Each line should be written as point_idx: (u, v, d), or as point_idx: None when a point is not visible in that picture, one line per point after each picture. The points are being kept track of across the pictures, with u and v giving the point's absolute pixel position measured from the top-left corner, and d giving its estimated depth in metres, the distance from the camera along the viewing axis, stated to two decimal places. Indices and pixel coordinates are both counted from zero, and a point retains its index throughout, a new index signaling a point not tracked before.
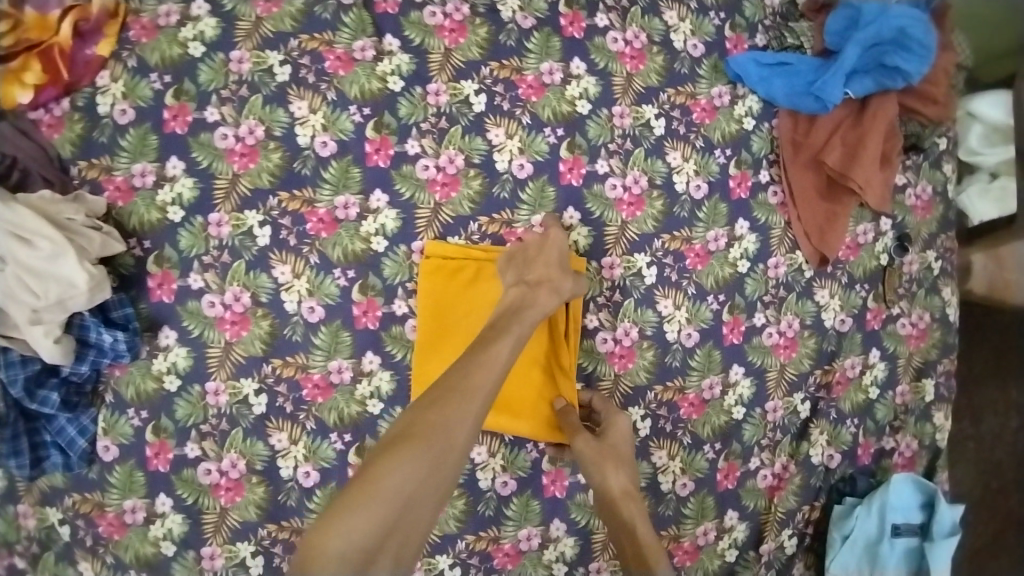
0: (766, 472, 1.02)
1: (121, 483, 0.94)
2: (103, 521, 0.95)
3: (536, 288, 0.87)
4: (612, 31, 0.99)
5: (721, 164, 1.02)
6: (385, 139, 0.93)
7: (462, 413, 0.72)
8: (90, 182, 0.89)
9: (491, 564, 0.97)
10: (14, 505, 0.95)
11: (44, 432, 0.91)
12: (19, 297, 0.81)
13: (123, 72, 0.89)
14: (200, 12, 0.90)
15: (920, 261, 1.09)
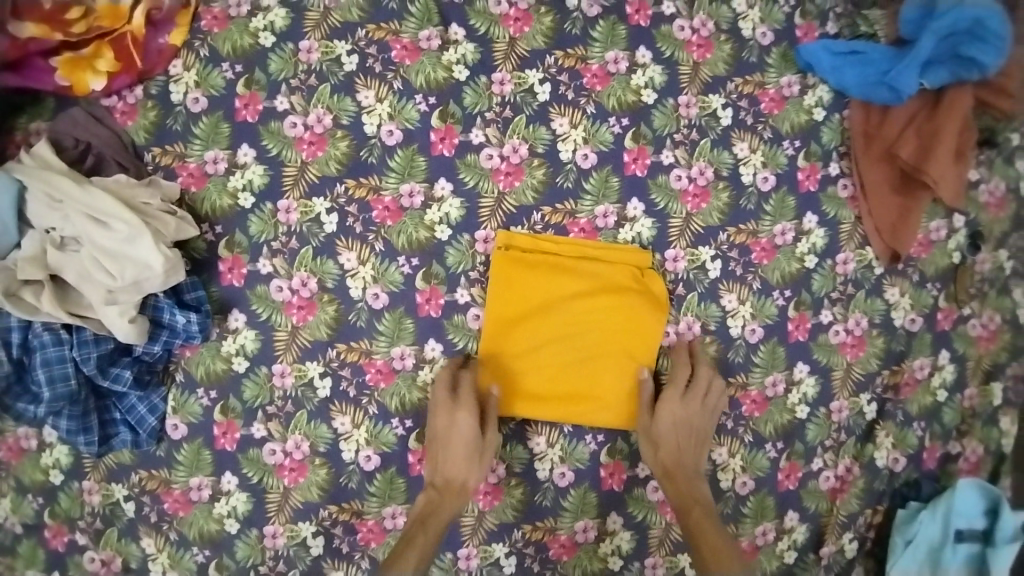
0: (830, 473, 0.99)
1: (188, 460, 0.96)
2: (169, 498, 0.97)
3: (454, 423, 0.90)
4: (679, 20, 0.97)
5: (789, 156, 0.99)
6: (450, 128, 0.92)
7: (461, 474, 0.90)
8: (164, 168, 0.90)
9: (547, 554, 0.96)
10: (80, 482, 0.99)
11: (114, 409, 0.94)
12: (98, 280, 0.84)
13: (196, 61, 0.90)
14: (270, 1, 0.90)
15: (993, 261, 1.04)
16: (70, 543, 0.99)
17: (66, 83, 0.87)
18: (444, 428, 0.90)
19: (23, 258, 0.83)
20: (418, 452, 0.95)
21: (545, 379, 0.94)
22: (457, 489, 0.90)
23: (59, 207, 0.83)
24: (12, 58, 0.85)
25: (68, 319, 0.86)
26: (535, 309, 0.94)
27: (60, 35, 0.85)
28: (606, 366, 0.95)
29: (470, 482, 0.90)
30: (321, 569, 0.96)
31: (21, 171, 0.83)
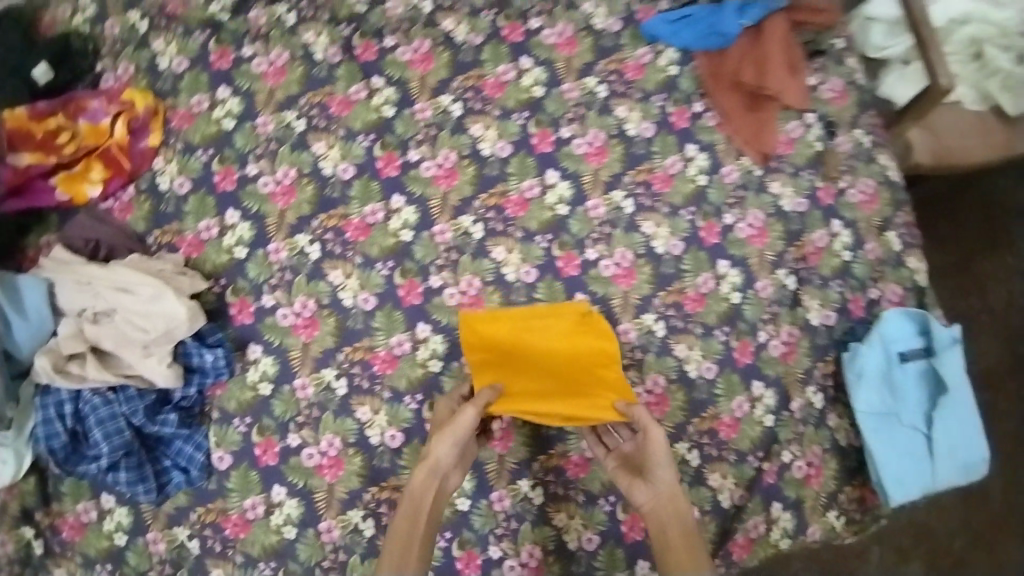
0: (776, 341, 1.17)
1: (238, 485, 1.07)
2: (229, 523, 1.07)
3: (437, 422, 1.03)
4: (545, 30, 1.23)
5: (659, 106, 1.23)
6: (391, 155, 1.15)
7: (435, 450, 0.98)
8: (167, 245, 1.12)
9: (566, 476, 1.10)
10: (143, 535, 1.09)
11: (164, 458, 1.07)
12: (131, 337, 1.02)
13: (175, 155, 1.13)
14: (225, 95, 1.15)
15: (852, 139, 1.27)
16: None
17: (67, 197, 1.11)
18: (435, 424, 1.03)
19: (65, 337, 1.02)
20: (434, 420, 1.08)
21: (534, 394, 1.06)
22: (429, 464, 0.97)
23: (89, 287, 1.03)
24: (17, 184, 1.09)
25: (116, 379, 1.03)
26: (516, 351, 1.07)
27: (56, 158, 1.10)
28: (584, 378, 1.06)
29: (438, 455, 0.97)
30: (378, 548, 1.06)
31: (49, 271, 1.04)
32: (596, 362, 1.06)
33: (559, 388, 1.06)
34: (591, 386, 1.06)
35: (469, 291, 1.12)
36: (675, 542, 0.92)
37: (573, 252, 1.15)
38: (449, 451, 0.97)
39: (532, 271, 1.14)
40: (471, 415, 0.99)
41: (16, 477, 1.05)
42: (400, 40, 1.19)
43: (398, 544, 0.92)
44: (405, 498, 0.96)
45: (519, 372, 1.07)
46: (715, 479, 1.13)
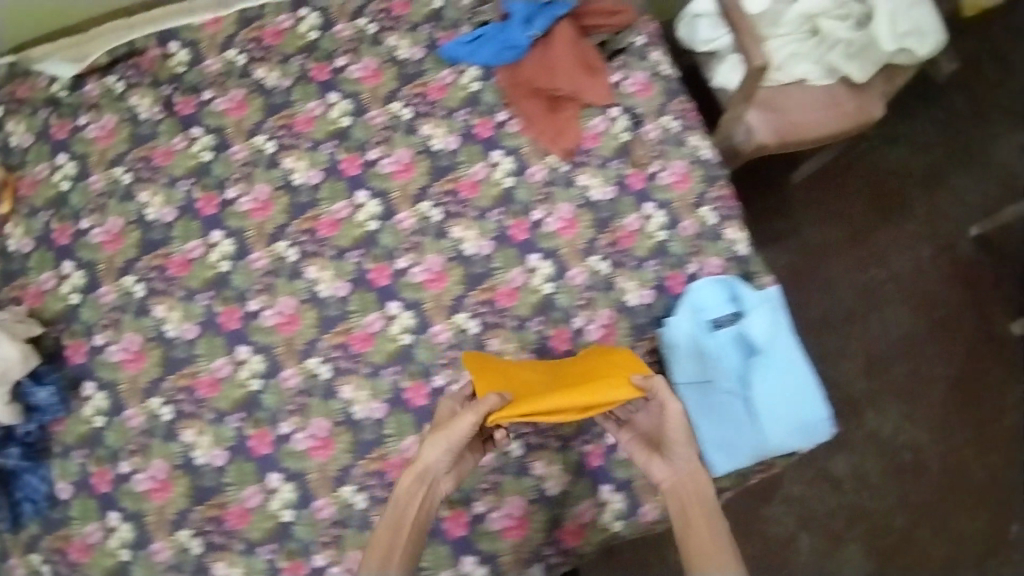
0: (594, 324, 1.24)
1: (80, 513, 1.15)
2: (72, 548, 1.15)
3: (438, 432, 1.00)
4: (352, 66, 1.32)
5: (462, 120, 1.30)
6: (211, 195, 1.24)
7: (430, 453, 0.98)
8: (14, 298, 1.23)
9: (388, 478, 1.14)
10: (5, 562, 1.15)
11: (15, 492, 1.14)
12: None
13: (22, 219, 1.26)
14: (63, 161, 1.27)
15: (660, 126, 1.36)
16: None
17: None
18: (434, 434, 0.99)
19: None
20: (256, 437, 1.15)
21: (549, 391, 1.04)
22: (415, 468, 0.99)
23: None
24: None
25: None
26: (519, 372, 1.12)
27: None
28: (592, 374, 1.08)
29: (429, 460, 0.98)
30: (207, 564, 1.13)
31: None
32: (599, 362, 1.11)
33: (575, 382, 1.06)
34: (604, 374, 1.06)
35: (285, 311, 1.19)
36: (696, 520, 0.96)
37: (384, 263, 1.22)
38: (438, 455, 0.98)
39: (344, 285, 1.21)
40: (468, 422, 0.98)
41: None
42: (216, 91, 1.29)
43: (386, 543, 0.94)
44: (390, 504, 0.98)
45: (528, 383, 1.09)
46: (540, 467, 1.17)
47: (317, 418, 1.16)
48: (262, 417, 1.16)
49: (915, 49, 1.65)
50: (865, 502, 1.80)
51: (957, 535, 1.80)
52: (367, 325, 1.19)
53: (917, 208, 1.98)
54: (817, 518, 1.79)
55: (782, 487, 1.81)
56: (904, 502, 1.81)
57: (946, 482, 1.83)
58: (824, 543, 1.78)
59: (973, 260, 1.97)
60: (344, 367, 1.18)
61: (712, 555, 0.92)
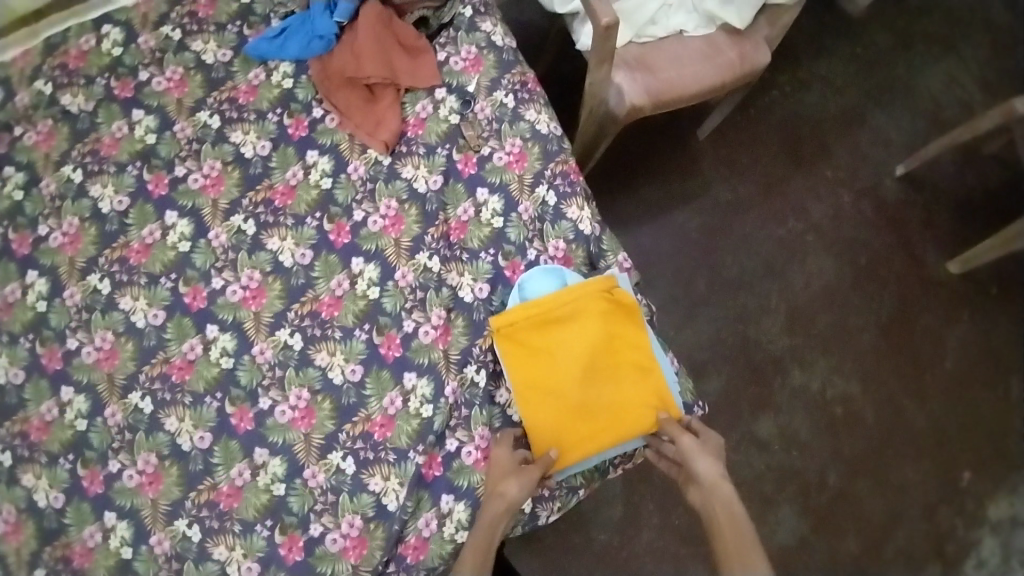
0: (427, 328, 1.18)
1: None
2: None
3: (496, 490, 1.07)
4: (155, 79, 1.27)
5: (275, 122, 1.26)
6: (24, 235, 1.18)
7: (509, 491, 1.06)
8: None
9: (220, 509, 1.11)
10: None
11: None
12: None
13: None
14: None
15: (492, 103, 1.29)
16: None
17: None
18: (496, 487, 1.07)
19: None
20: (87, 476, 1.11)
21: (586, 430, 1.12)
22: (502, 498, 1.06)
23: None
24: None
25: None
26: (551, 373, 1.13)
27: None
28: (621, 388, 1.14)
29: (512, 492, 1.06)
30: None
31: None
32: (631, 371, 1.15)
33: (609, 411, 1.12)
34: (638, 396, 1.13)
35: (105, 345, 1.15)
36: (725, 527, 0.99)
37: (199, 285, 1.18)
38: (522, 489, 1.06)
39: (160, 312, 1.17)
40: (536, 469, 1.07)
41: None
42: (26, 126, 1.23)
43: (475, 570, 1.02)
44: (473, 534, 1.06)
45: (560, 393, 1.12)
46: (377, 483, 1.11)
47: (143, 453, 1.12)
48: (91, 456, 1.11)
49: None
50: (797, 462, 1.67)
51: (900, 487, 1.68)
52: (185, 352, 1.16)
53: (837, 154, 1.84)
54: (746, 484, 1.64)
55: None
56: (838, 457, 1.68)
57: (882, 435, 1.70)
58: (757, 505, 1.63)
59: (899, 202, 1.84)
60: (164, 398, 1.14)
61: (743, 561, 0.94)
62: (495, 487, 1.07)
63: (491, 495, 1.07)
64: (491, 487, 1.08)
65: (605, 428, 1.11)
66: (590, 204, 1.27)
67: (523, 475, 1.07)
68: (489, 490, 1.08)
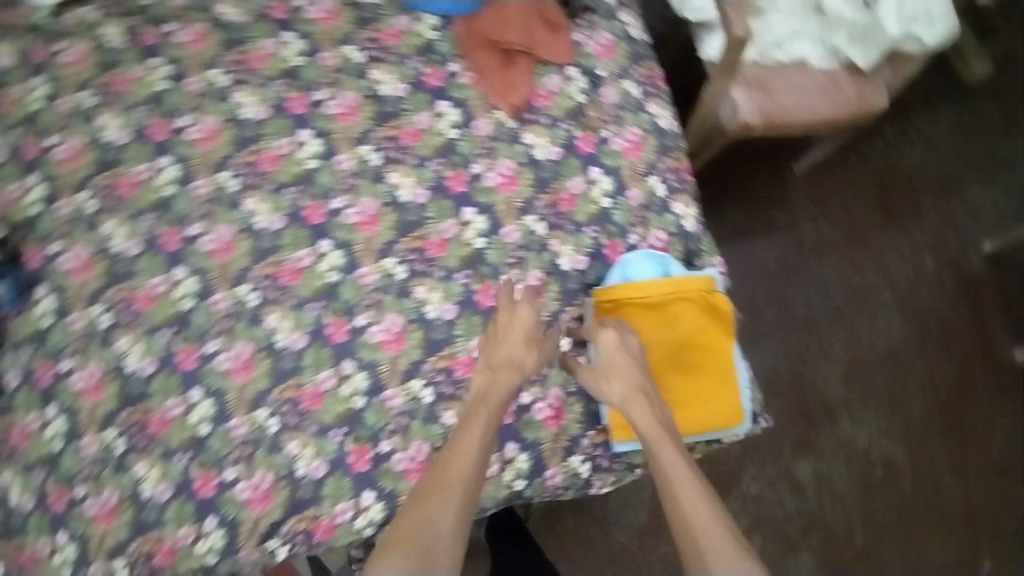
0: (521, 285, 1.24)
1: (22, 401, 1.20)
2: (12, 434, 1.19)
3: (504, 369, 1.11)
4: (310, 7, 1.35)
5: (415, 68, 1.33)
6: (163, 122, 1.29)
7: (521, 363, 1.12)
8: None
9: (300, 408, 1.19)
10: None
11: None
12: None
13: None
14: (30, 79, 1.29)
15: (619, 90, 1.35)
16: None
17: None
18: (506, 360, 1.12)
19: None
20: (183, 352, 1.21)
21: None
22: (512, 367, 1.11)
23: None
24: None
25: None
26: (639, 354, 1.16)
27: None
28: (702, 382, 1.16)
29: (524, 364, 1.12)
30: (127, 464, 1.18)
31: None
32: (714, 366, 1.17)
33: (683, 400, 1.15)
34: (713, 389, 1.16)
35: (222, 238, 1.25)
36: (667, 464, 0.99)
37: (320, 202, 1.26)
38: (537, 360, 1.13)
39: (280, 219, 1.25)
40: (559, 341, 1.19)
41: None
42: (178, 24, 1.33)
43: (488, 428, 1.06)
44: (484, 391, 1.10)
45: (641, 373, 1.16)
46: (449, 417, 1.21)
47: (239, 343, 1.21)
48: (191, 335, 1.22)
49: (925, 37, 1.51)
50: (826, 512, 1.74)
51: (920, 557, 1.75)
52: (296, 260, 1.24)
53: (931, 215, 1.90)
54: (772, 520, 1.72)
55: (741, 483, 1.73)
56: (867, 513, 1.75)
57: (913, 504, 1.77)
58: (778, 545, 1.70)
59: (980, 276, 1.90)
60: (270, 297, 1.23)
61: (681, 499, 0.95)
62: (502, 363, 1.12)
63: (497, 364, 1.12)
64: (500, 356, 1.12)
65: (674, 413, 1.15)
66: (695, 202, 1.33)
67: (537, 350, 1.14)
68: (497, 359, 1.12)
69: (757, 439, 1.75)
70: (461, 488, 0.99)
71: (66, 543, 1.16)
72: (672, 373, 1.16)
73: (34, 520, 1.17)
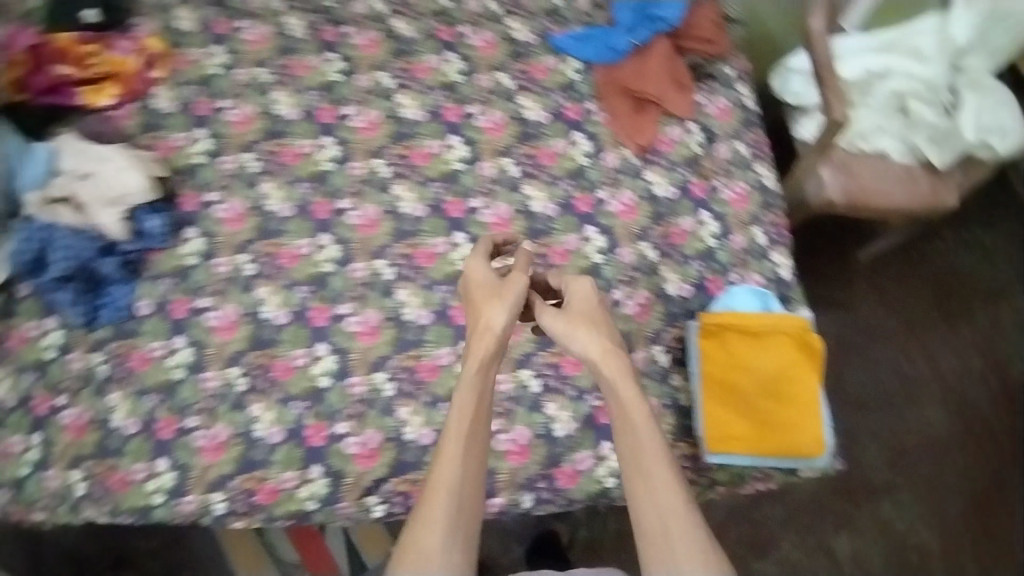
0: (631, 300, 1.35)
1: (151, 328, 1.32)
2: (133, 358, 1.30)
3: (481, 334, 1.09)
4: (472, 34, 1.53)
5: (556, 100, 1.49)
6: (331, 107, 1.44)
7: (495, 327, 1.09)
8: (149, 146, 1.42)
9: (417, 376, 1.29)
10: (70, 353, 1.31)
11: (102, 293, 1.32)
12: (74, 188, 1.33)
13: (173, 86, 1.46)
14: (217, 53, 1.48)
15: (731, 148, 1.49)
16: (53, 407, 1.28)
17: (86, 102, 1.43)
18: (480, 326, 1.10)
19: (60, 180, 1.33)
20: (316, 309, 1.32)
21: (745, 430, 1.25)
22: (486, 331, 1.09)
23: (85, 154, 1.35)
24: (51, 84, 1.42)
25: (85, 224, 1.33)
26: (735, 376, 1.27)
27: (84, 72, 1.43)
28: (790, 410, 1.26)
29: (494, 324, 1.09)
30: (244, 403, 1.27)
31: (69, 140, 1.37)
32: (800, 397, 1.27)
33: (771, 423, 1.25)
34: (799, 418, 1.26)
35: (368, 216, 1.37)
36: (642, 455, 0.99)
37: (461, 199, 1.40)
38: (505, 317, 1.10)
39: (423, 208, 1.39)
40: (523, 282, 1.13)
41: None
42: (355, 29, 1.51)
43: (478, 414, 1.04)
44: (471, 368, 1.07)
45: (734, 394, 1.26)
46: (552, 409, 1.28)
47: (369, 310, 1.32)
48: (326, 296, 1.33)
49: (997, 145, 1.71)
50: None
51: None
52: (433, 246, 1.37)
53: (980, 317, 2.04)
54: None
55: (780, 547, 1.81)
56: None
57: None
58: None
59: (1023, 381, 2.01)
60: (405, 274, 1.35)
61: (651, 494, 0.96)
62: (477, 327, 1.11)
63: (473, 334, 1.10)
64: (474, 322, 1.12)
65: (762, 434, 1.25)
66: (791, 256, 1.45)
67: (509, 305, 1.11)
68: (480, 325, 1.11)
69: (798, 506, 1.85)
70: (452, 488, 0.97)
71: (166, 471, 1.25)
72: (763, 398, 1.26)
73: (133, 444, 1.26)
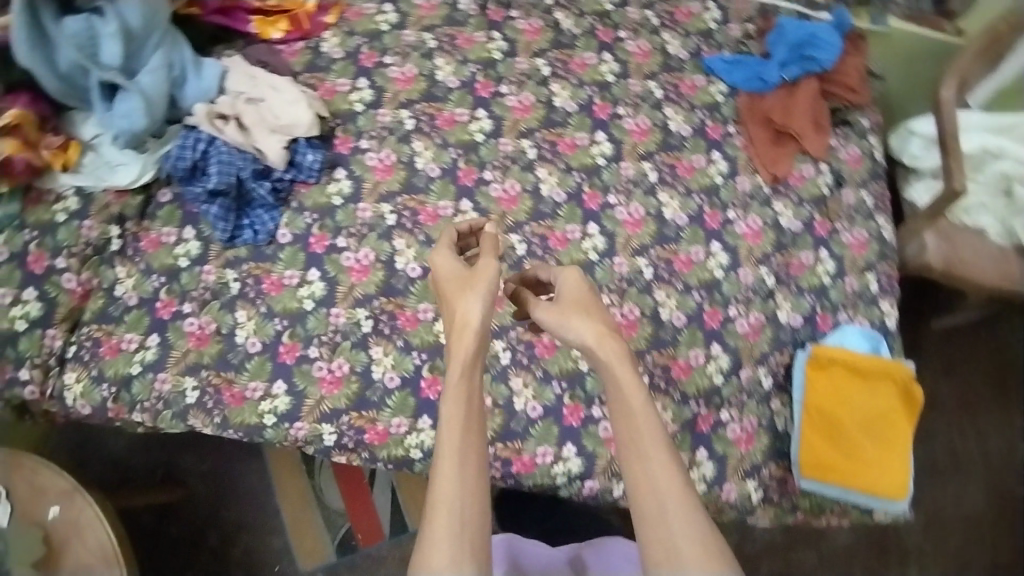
0: (744, 321, 1.40)
1: (287, 257, 1.37)
2: (267, 281, 1.35)
3: (459, 330, 0.97)
4: (630, 40, 1.59)
5: (700, 118, 1.54)
6: (488, 82, 1.50)
7: (471, 320, 0.96)
8: (309, 85, 1.47)
9: (534, 351, 1.34)
10: (203, 265, 1.36)
11: (246, 215, 1.38)
12: (242, 109, 1.39)
13: (340, 33, 1.52)
14: (387, 10, 1.54)
15: (856, 196, 1.54)
16: (176, 312, 1.32)
17: (257, 31, 1.49)
18: (456, 321, 0.97)
19: (228, 100, 1.39)
20: None
21: (837, 460, 1.31)
22: (463, 325, 0.97)
23: (255, 81, 1.42)
24: (228, 8, 1.48)
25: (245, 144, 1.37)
26: (835, 408, 1.33)
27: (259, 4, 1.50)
28: (881, 450, 1.31)
29: (470, 316, 0.96)
30: (367, 344, 1.32)
31: (240, 65, 1.44)
32: (893, 440, 1.32)
33: (861, 459, 1.30)
34: (888, 460, 1.31)
35: (510, 191, 1.43)
36: (641, 446, 0.87)
37: (598, 192, 1.45)
38: (481, 305, 0.97)
39: (562, 194, 1.44)
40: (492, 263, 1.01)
41: (126, 192, 1.38)
42: (521, 14, 1.57)
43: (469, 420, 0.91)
44: (456, 367, 0.95)
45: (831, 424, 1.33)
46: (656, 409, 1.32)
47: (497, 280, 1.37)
48: None
49: None
50: None
51: None
52: (567, 232, 1.42)
53: None
54: None
55: None
56: None
57: None
58: None
59: None
60: (535, 252, 1.39)
61: (654, 487, 0.85)
62: (454, 323, 0.97)
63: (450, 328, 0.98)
64: (450, 313, 1.00)
65: (851, 468, 1.30)
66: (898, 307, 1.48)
67: (484, 290, 0.98)
68: (454, 319, 0.98)
69: (831, 552, 1.89)
70: (456, 511, 0.85)
71: (281, 394, 1.29)
72: (858, 434, 1.32)
73: (254, 362, 1.30)
